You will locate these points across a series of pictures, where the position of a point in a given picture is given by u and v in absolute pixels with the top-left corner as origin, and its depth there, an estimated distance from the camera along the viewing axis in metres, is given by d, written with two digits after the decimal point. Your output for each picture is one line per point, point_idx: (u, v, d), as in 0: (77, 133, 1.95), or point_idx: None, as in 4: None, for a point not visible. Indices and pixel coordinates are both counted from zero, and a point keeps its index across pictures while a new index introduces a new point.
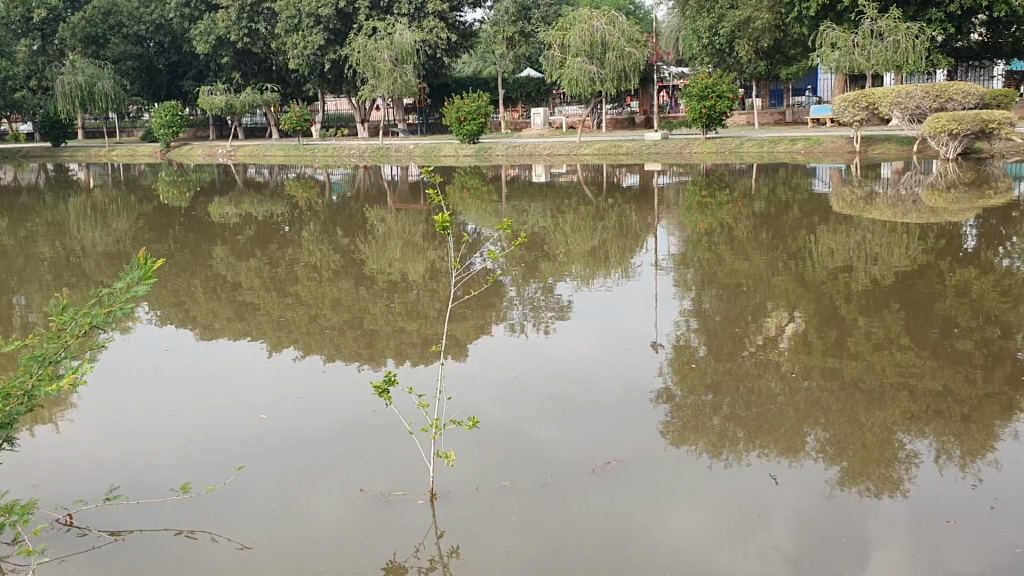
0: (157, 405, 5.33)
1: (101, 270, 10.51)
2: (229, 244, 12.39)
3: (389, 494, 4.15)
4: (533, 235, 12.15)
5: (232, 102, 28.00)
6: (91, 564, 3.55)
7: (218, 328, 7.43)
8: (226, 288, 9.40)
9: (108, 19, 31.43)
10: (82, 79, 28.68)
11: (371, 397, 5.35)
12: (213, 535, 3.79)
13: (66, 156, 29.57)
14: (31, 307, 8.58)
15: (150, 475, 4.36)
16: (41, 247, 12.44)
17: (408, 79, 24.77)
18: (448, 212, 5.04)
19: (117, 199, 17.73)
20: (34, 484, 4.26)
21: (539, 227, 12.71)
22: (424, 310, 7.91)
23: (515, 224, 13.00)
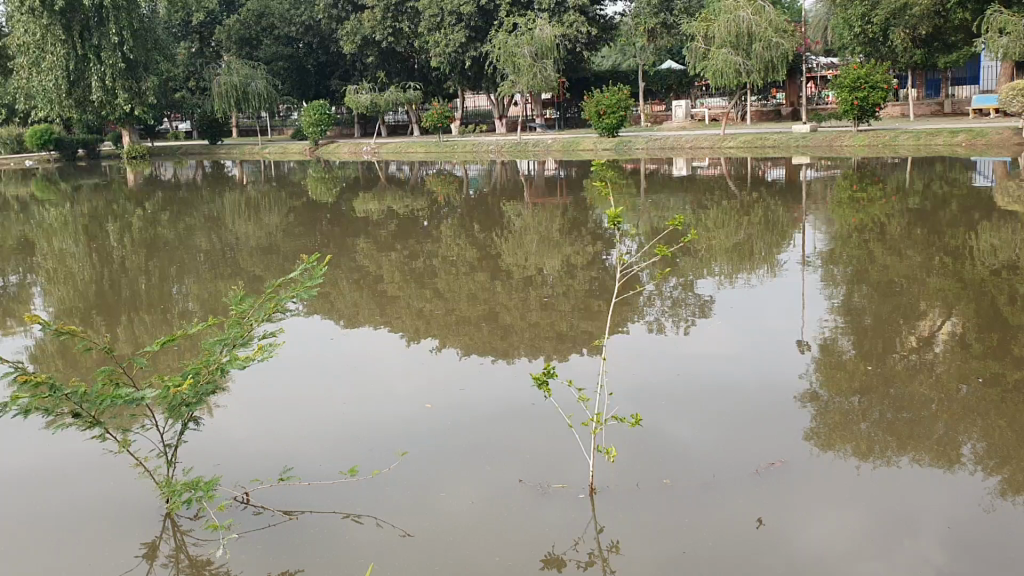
0: (322, 394, 5.50)
1: (254, 263, 10.98)
2: (372, 238, 12.74)
3: (549, 486, 4.15)
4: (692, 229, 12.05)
5: (377, 100, 28.77)
6: (268, 544, 3.68)
7: (361, 320, 7.61)
8: (368, 280, 9.66)
9: (261, 22, 32.85)
10: (236, 80, 30.11)
11: (531, 390, 5.38)
12: (379, 520, 3.87)
13: (223, 153, 31.18)
14: (189, 297, 9.05)
15: (321, 458, 4.51)
16: (198, 239, 13.13)
17: (548, 73, 24.79)
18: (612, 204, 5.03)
19: (268, 194, 18.54)
20: (217, 463, 4.46)
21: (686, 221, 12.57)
22: (559, 305, 7.88)
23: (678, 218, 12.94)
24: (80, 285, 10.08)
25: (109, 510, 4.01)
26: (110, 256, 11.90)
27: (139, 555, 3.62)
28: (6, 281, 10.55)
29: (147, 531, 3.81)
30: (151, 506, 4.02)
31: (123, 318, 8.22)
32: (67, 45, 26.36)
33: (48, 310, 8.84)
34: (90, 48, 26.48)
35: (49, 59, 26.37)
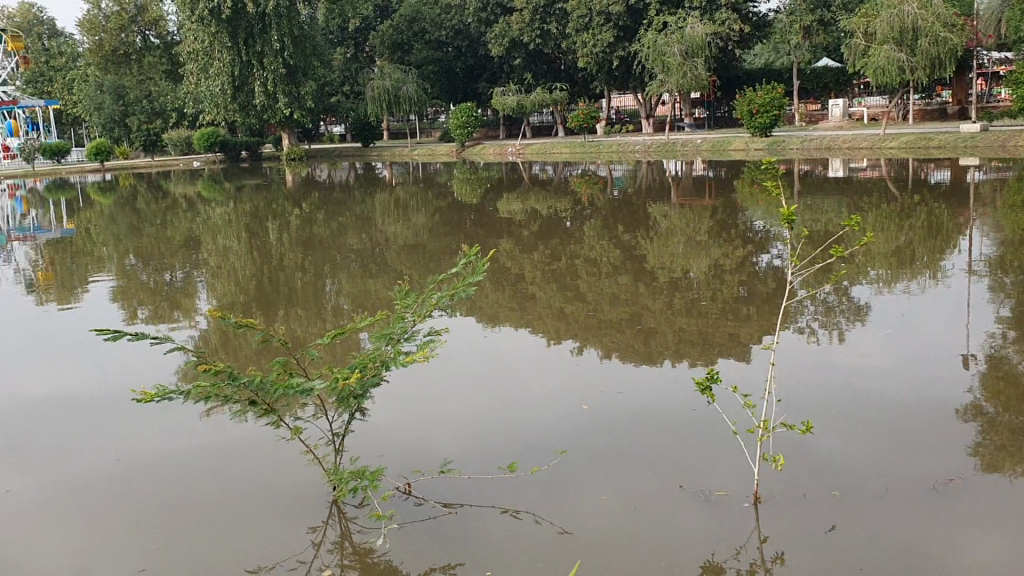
0: (478, 391, 5.58)
1: (401, 261, 11.26)
2: (516, 238, 12.85)
3: (710, 493, 4.06)
4: (861, 232, 11.58)
5: (524, 102, 29.00)
6: (429, 535, 3.75)
7: (505, 320, 7.67)
8: (511, 279, 9.73)
9: (412, 26, 33.77)
10: (388, 84, 31.01)
11: (693, 396, 5.29)
12: (537, 517, 3.89)
13: (373, 155, 32.18)
14: (340, 293, 9.36)
15: (479, 454, 4.55)
16: (349, 238, 13.58)
17: (699, 72, 24.35)
18: (784, 204, 4.83)
19: (416, 195, 18.99)
20: (380, 454, 4.59)
21: (857, 222, 12.11)
22: (706, 309, 7.70)
23: (848, 219, 12.47)
24: (241, 280, 10.57)
25: (281, 495, 4.19)
26: (268, 253, 12.46)
27: (307, 540, 3.78)
28: (174, 274, 11.19)
29: (316, 516, 3.97)
30: (320, 493, 4.18)
31: (280, 312, 8.58)
32: (233, 51, 27.85)
33: (212, 302, 9.31)
34: (253, 54, 27.84)
35: (216, 64, 27.93)
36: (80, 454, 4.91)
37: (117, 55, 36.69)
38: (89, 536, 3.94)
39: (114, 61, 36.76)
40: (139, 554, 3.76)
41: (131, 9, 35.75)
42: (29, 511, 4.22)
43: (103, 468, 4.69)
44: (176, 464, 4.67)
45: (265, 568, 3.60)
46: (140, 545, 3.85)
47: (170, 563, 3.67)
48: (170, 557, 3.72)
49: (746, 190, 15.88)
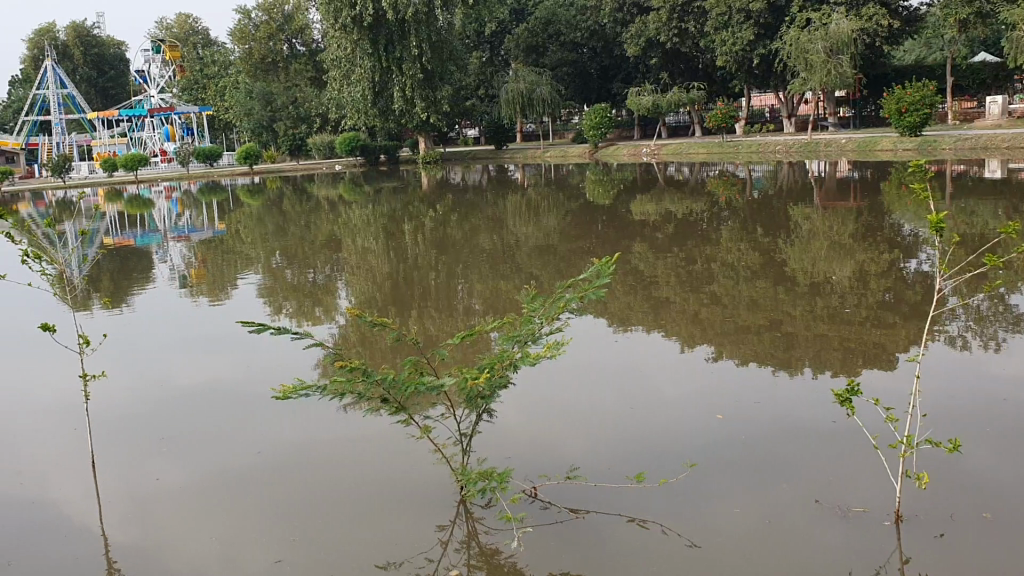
0: (609, 396, 5.52)
1: (534, 263, 11.29)
2: (650, 240, 12.69)
3: (849, 510, 3.88)
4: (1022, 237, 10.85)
5: (660, 102, 28.63)
6: (554, 540, 3.73)
7: (637, 323, 7.56)
8: (645, 283, 9.60)
9: (548, 28, 33.94)
10: (523, 86, 31.24)
11: (832, 408, 5.07)
12: (665, 528, 3.81)
13: (507, 157, 32.51)
14: (473, 294, 9.46)
15: (607, 461, 4.50)
16: (482, 239, 13.73)
17: (844, 70, 23.47)
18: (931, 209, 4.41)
19: (549, 196, 19.05)
20: (508, 456, 4.59)
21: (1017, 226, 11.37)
22: (849, 315, 7.38)
23: (1008, 223, 11.72)
24: (378, 280, 10.84)
25: (410, 492, 4.27)
26: (404, 253, 12.75)
27: (435, 539, 3.83)
28: (316, 273, 11.59)
29: (444, 516, 4.02)
30: (448, 491, 4.24)
31: (414, 311, 8.74)
32: (373, 58, 28.73)
33: (350, 301, 9.58)
34: (393, 60, 28.58)
35: (358, 71, 28.91)
36: (222, 445, 5.13)
37: (265, 62, 38.41)
38: (229, 526, 4.10)
39: (263, 69, 38.48)
40: (276, 545, 3.88)
41: (279, 19, 37.37)
42: (175, 500, 4.42)
43: (243, 460, 4.88)
44: (311, 457, 4.82)
45: (394, 565, 3.65)
46: (277, 535, 3.97)
47: (305, 554, 3.78)
48: (306, 550, 3.82)
49: (894, 192, 15.16)
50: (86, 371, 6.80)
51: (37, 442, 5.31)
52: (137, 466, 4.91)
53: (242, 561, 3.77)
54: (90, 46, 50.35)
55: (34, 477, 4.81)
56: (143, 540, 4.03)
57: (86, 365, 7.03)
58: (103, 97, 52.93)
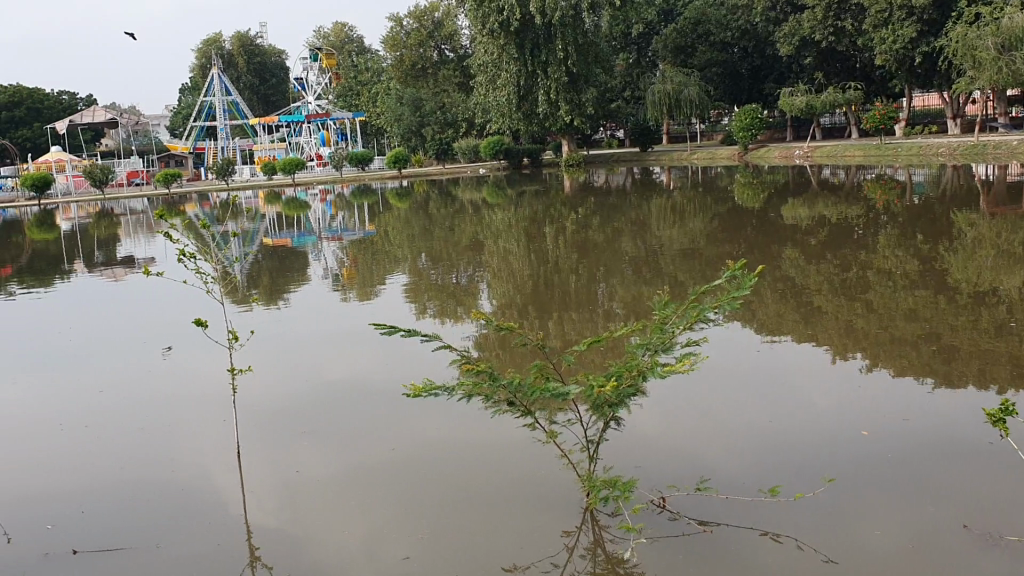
0: (747, 406, 5.35)
1: (678, 268, 11.11)
2: (800, 246, 12.29)
3: (1002, 537, 3.63)
4: None
5: (813, 102, 27.67)
6: (679, 550, 3.67)
7: (783, 331, 7.32)
8: (794, 290, 9.29)
9: (697, 29, 33.42)
10: (670, 88, 30.85)
11: (990, 428, 4.76)
12: (799, 544, 3.68)
13: (653, 160, 32.19)
14: (616, 298, 9.40)
15: (741, 473, 4.38)
16: (625, 243, 13.65)
17: (1017, 67, 22.02)
18: None
19: (695, 200, 18.75)
20: (638, 464, 4.53)
21: None
22: (1018, 330, 6.91)
23: None
24: (520, 283, 10.94)
25: (537, 497, 4.29)
26: (547, 256, 12.82)
27: (560, 544, 3.84)
28: (460, 275, 11.80)
29: (570, 521, 4.02)
30: (575, 498, 4.25)
31: (555, 314, 8.76)
32: (519, 62, 29.04)
33: (492, 303, 9.70)
34: (539, 64, 28.79)
35: (504, 76, 29.33)
36: (358, 440, 5.30)
37: (416, 68, 39.48)
38: (362, 520, 4.23)
39: (414, 75, 39.57)
40: (407, 542, 3.97)
41: (430, 25, 38.35)
42: (313, 492, 4.60)
43: (376, 456, 5.02)
44: (440, 456, 4.92)
45: (520, 568, 3.68)
46: (407, 531, 4.07)
47: (434, 552, 3.85)
48: (435, 548, 3.89)
49: None
50: (234, 365, 7.16)
51: (190, 431, 5.63)
52: (279, 457, 5.13)
53: (373, 555, 3.88)
54: (254, 56, 53.05)
55: (186, 464, 5.10)
56: (282, 529, 4.21)
57: (235, 359, 7.40)
58: (264, 104, 55.69)
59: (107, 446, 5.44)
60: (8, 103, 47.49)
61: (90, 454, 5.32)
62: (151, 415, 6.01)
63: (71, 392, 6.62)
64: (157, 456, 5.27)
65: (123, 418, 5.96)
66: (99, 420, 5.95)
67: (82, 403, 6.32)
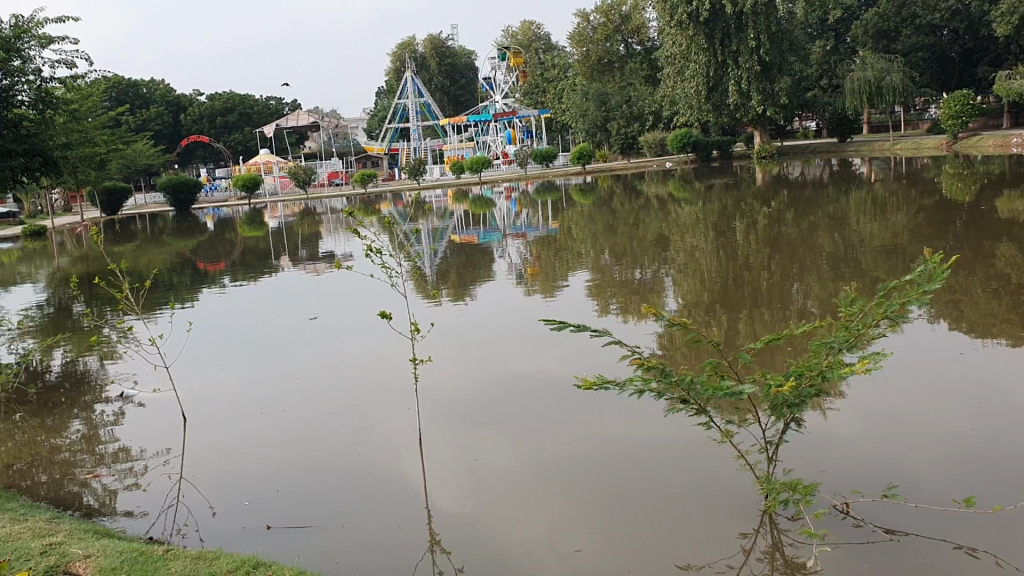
0: (945, 411, 5.00)
1: (877, 265, 10.52)
2: (1018, 242, 11.35)
3: None
4: None
5: None
6: (864, 559, 3.49)
7: (995, 333, 6.76)
8: (1011, 290, 8.56)
9: (902, 12, 31.65)
10: (871, 74, 29.23)
11: None
12: (1000, 561, 3.41)
13: (851, 151, 30.65)
14: (809, 297, 9.00)
15: (933, 482, 4.11)
16: (820, 238, 13.07)
17: None
18: None
19: (898, 192, 17.72)
20: (822, 468, 4.32)
21: None
22: None
23: None
24: (707, 280, 10.69)
25: (715, 497, 4.20)
26: (736, 252, 12.48)
27: (737, 545, 3.74)
28: (644, 272, 11.68)
29: (747, 523, 3.92)
30: (753, 499, 4.13)
31: (742, 313, 8.50)
32: (709, 53, 28.40)
33: (678, 301, 9.55)
34: (729, 54, 28.02)
35: (693, 66, 28.73)
36: (536, 433, 5.39)
37: (602, 63, 39.45)
38: (536, 511, 4.29)
39: (600, 70, 39.55)
40: (580, 535, 3.99)
41: (617, 20, 38.26)
42: (490, 481, 4.71)
43: (554, 449, 5.09)
44: (617, 452, 4.92)
45: (695, 567, 3.61)
46: (582, 525, 4.09)
47: (608, 547, 3.85)
48: (609, 543, 3.88)
49: None
50: (417, 357, 7.45)
51: (376, 419, 5.91)
52: (460, 446, 5.29)
53: (547, 546, 3.92)
54: (445, 57, 54.78)
55: (372, 450, 5.35)
56: (459, 516, 4.34)
57: (417, 351, 7.70)
58: (454, 104, 57.29)
59: (303, 429, 5.81)
60: (223, 110, 51.33)
61: (286, 436, 5.69)
62: (342, 402, 6.36)
63: (271, 378, 7.12)
64: (346, 440, 5.56)
65: (317, 403, 6.35)
66: (295, 405, 6.36)
67: (280, 389, 6.78)
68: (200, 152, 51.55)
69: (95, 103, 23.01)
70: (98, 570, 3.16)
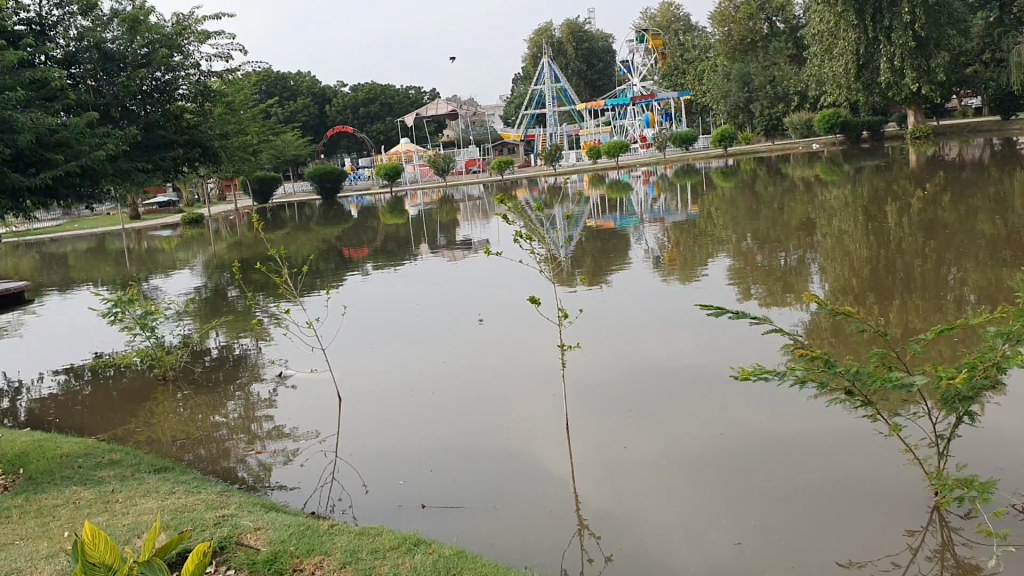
0: None
1: None
2: None
3: None
4: None
5: None
6: None
7: None
8: None
9: None
10: None
11: None
12: None
13: (1015, 130, 28.74)
14: (968, 284, 8.51)
15: None
16: (980, 222, 12.33)
17: None
18: None
19: None
20: (1000, 466, 4.06)
21: None
22: None
23: None
24: (855, 266, 10.27)
25: (882, 492, 4.03)
26: (887, 237, 11.94)
27: (904, 543, 3.59)
28: (787, 257, 11.34)
29: (915, 520, 3.76)
30: (921, 496, 3.95)
31: (896, 300, 8.12)
32: (859, 30, 27.19)
33: (824, 287, 9.23)
34: (881, 30, 26.69)
35: (841, 44, 27.62)
36: (685, 421, 5.29)
37: (745, 44, 38.11)
38: (690, 501, 4.20)
39: (742, 50, 38.32)
40: (739, 527, 3.89)
41: None
42: (640, 468, 4.67)
43: (706, 439, 4.98)
44: (772, 444, 4.77)
45: (857, 564, 3.48)
46: (739, 516, 3.99)
47: (769, 541, 3.73)
48: (769, 537, 3.77)
49: None
50: (566, 343, 7.45)
51: (525, 404, 5.94)
52: (608, 434, 5.23)
53: (703, 537, 3.84)
54: (583, 42, 54.67)
55: (519, 434, 5.39)
56: (610, 502, 4.30)
57: (565, 337, 7.70)
58: (592, 88, 57.08)
59: (450, 412, 5.90)
60: (366, 100, 52.88)
61: (435, 418, 5.81)
62: (490, 386, 6.43)
63: (419, 362, 7.27)
64: (494, 424, 5.62)
65: (463, 387, 6.44)
66: (444, 388, 6.48)
67: (428, 373, 6.92)
68: (344, 142, 53.42)
69: (248, 95, 24.10)
70: (269, 543, 3.29)
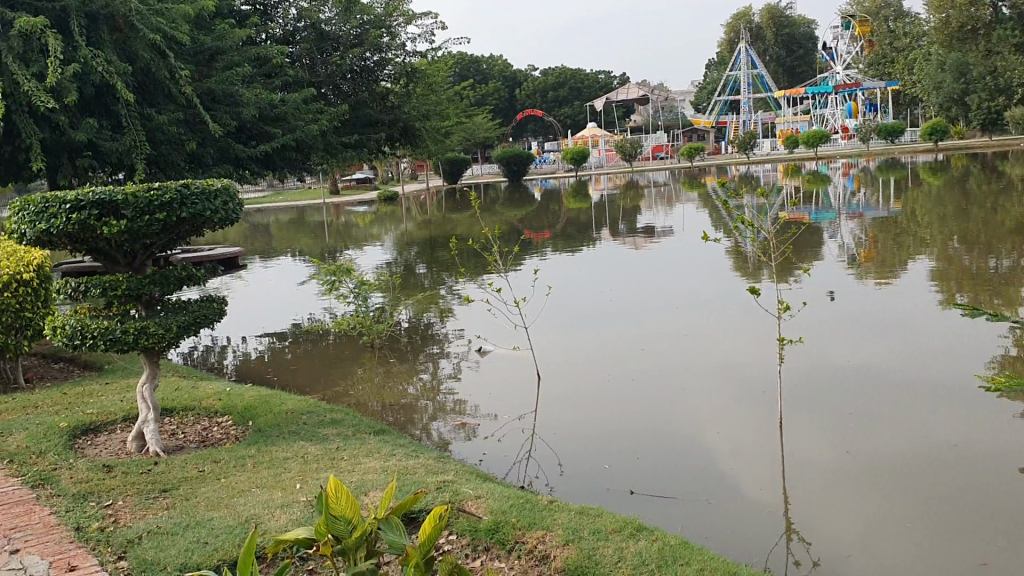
0: None
1: None
2: None
3: None
4: None
5: None
6: None
7: None
8: None
9: None
10: None
11: None
12: None
13: None
14: None
15: None
16: None
17: None
18: None
19: None
20: None
21: None
22: None
23: None
24: None
25: None
26: None
27: None
28: (1001, 260, 10.63)
29: None
30: None
31: None
32: None
33: None
34: None
35: None
36: (902, 424, 5.01)
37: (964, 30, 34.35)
38: (916, 509, 3.97)
39: (960, 37, 34.63)
40: (979, 544, 3.61)
41: None
42: (856, 470, 4.46)
43: (923, 444, 4.70)
44: (1000, 458, 4.44)
45: None
46: (975, 531, 3.72)
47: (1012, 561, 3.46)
48: (1016, 556, 3.50)
49: None
50: (790, 337, 7.14)
51: (729, 395, 5.80)
52: (820, 432, 5.02)
53: (940, 549, 3.60)
54: (783, 27, 52.88)
55: (722, 425, 5.27)
56: (825, 503, 4.11)
57: (788, 331, 7.40)
58: (790, 75, 55.31)
59: (647, 399, 5.84)
60: (555, 84, 52.89)
61: (635, 404, 5.76)
62: (691, 374, 6.32)
63: (615, 347, 7.25)
64: (696, 412, 5.52)
65: (661, 375, 6.36)
66: (642, 375, 6.42)
67: (625, 358, 6.88)
68: (533, 126, 54.19)
69: (445, 77, 24.74)
70: (490, 513, 3.35)
